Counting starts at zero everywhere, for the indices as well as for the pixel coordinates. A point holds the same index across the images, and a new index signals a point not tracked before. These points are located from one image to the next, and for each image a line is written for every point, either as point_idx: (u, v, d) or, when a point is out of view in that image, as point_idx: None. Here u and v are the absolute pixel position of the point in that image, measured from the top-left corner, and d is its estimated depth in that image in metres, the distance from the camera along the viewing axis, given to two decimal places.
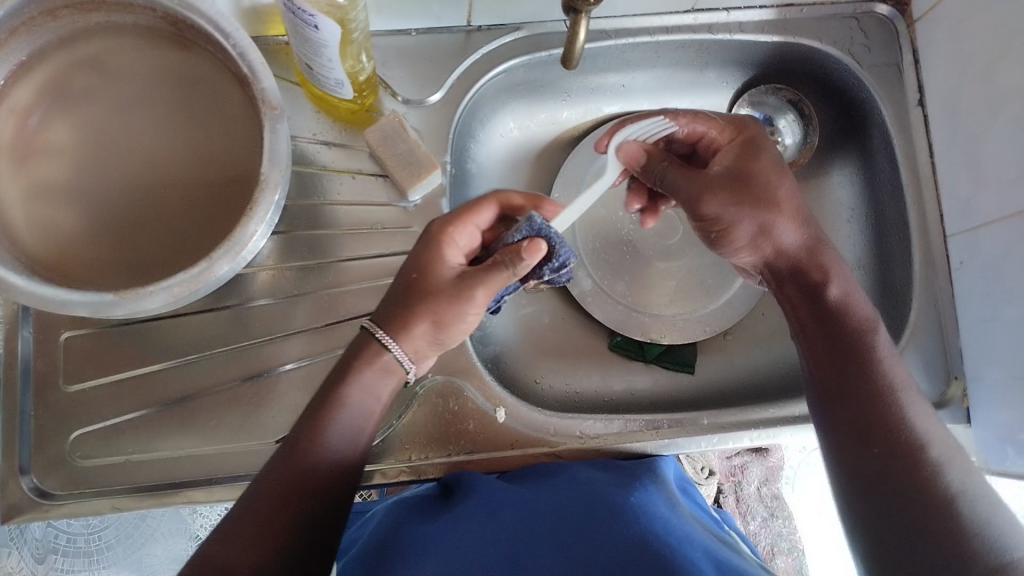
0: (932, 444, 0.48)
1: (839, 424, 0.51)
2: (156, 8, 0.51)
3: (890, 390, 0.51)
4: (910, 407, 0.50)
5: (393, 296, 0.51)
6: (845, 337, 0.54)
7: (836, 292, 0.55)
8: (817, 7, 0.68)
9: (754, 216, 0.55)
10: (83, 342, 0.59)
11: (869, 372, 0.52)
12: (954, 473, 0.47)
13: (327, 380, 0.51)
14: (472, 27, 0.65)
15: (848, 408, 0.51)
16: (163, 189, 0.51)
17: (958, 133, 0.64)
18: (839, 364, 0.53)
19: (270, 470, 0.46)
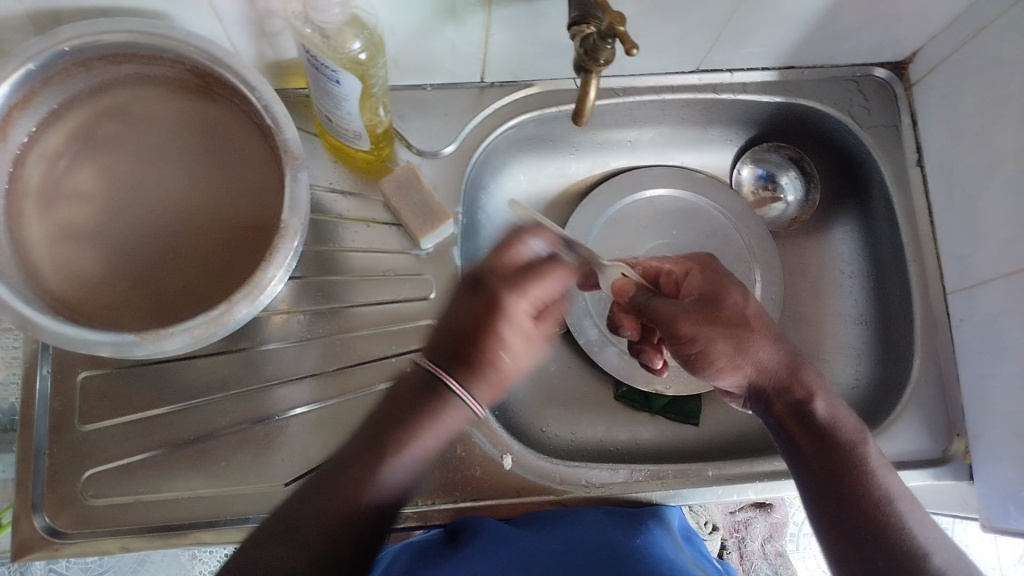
0: (933, 550, 0.47)
1: (839, 531, 0.49)
2: (184, 62, 0.53)
3: (886, 499, 0.50)
4: (909, 515, 0.49)
5: (454, 336, 0.50)
6: (833, 449, 0.52)
7: (822, 407, 0.54)
8: (818, 70, 0.71)
9: (729, 337, 0.54)
10: (98, 381, 0.60)
11: (868, 478, 0.50)
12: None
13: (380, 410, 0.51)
14: (486, 83, 0.67)
15: (847, 520, 0.49)
16: (186, 234, 0.53)
17: (955, 193, 0.66)
18: (832, 477, 0.51)
19: (317, 497, 0.48)
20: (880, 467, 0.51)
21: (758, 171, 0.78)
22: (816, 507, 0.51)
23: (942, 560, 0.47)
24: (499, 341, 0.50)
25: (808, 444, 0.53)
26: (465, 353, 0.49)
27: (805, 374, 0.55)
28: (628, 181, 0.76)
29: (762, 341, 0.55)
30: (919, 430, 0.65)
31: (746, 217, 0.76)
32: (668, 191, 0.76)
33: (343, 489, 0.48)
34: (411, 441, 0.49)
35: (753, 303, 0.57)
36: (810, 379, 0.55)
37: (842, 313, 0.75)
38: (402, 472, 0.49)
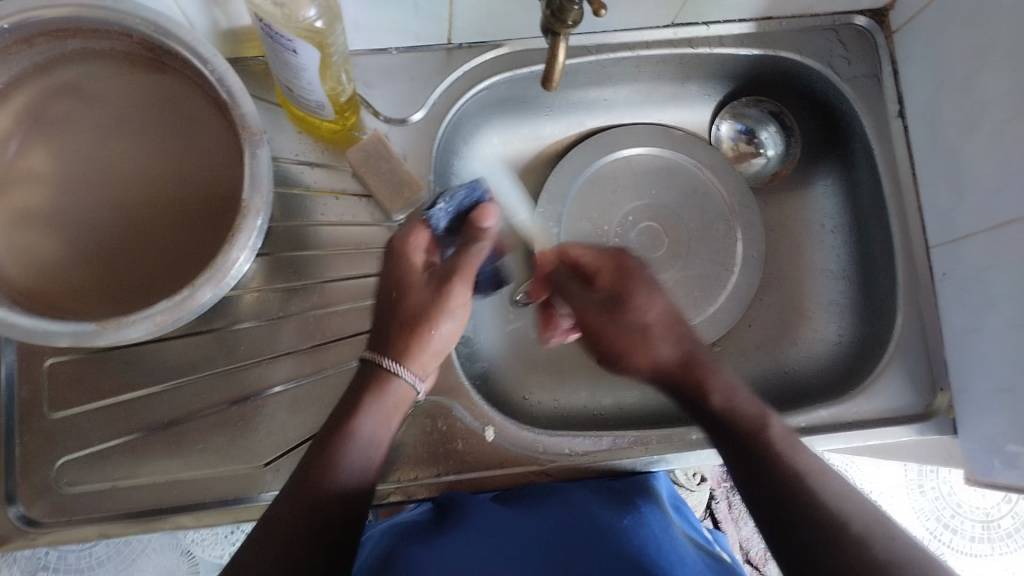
0: (852, 520, 0.44)
1: (758, 511, 0.48)
2: (133, 35, 0.50)
3: (805, 478, 0.48)
4: (822, 487, 0.47)
5: (390, 324, 0.53)
6: (740, 440, 0.51)
7: (716, 399, 0.53)
8: (797, 20, 0.68)
9: (632, 328, 0.55)
10: (66, 368, 0.58)
11: (775, 461, 0.49)
12: (881, 548, 0.42)
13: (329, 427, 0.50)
14: (454, 45, 0.65)
15: (763, 502, 0.48)
16: (145, 217, 0.51)
17: (938, 144, 0.64)
18: (739, 460, 0.50)
19: (290, 503, 0.47)
20: (789, 450, 0.50)
21: (737, 126, 0.77)
22: (749, 503, 0.49)
23: (861, 528, 0.44)
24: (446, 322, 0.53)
25: (716, 438, 0.52)
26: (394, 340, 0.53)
27: (712, 367, 0.54)
28: (606, 141, 0.74)
29: (666, 343, 0.55)
30: (903, 386, 0.65)
31: (727, 173, 0.74)
32: (647, 149, 0.75)
33: (324, 485, 0.47)
34: (374, 430, 0.50)
35: (659, 303, 0.56)
36: (707, 370, 0.54)
37: (824, 269, 0.74)
38: (374, 450, 0.51)
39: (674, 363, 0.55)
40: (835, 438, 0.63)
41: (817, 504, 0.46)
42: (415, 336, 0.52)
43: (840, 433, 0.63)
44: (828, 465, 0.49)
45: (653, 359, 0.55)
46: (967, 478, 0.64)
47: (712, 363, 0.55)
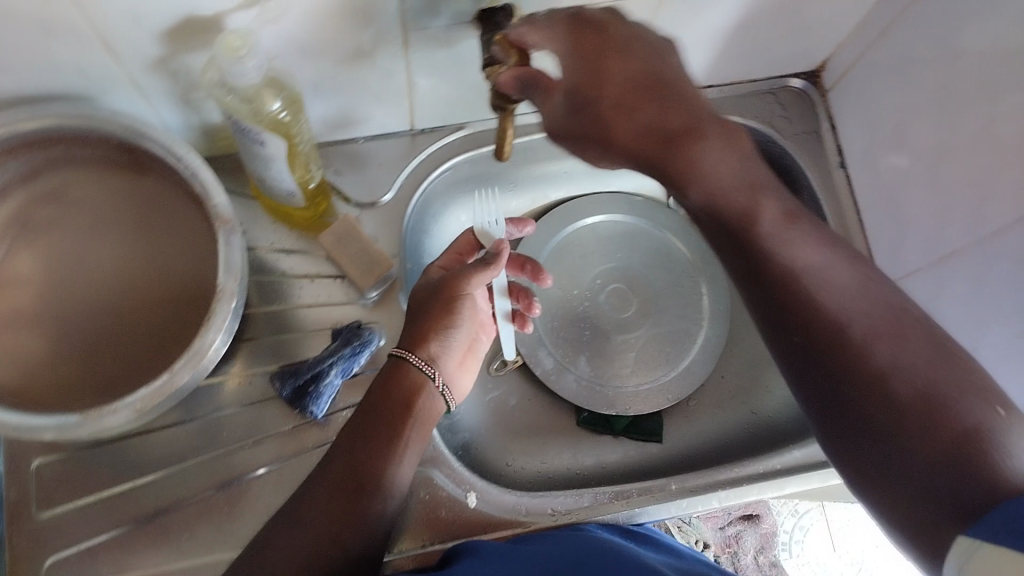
0: (853, 322, 0.46)
1: (785, 342, 0.49)
2: (109, 140, 0.53)
3: (801, 279, 0.48)
4: (818, 286, 0.48)
5: (371, 410, 0.55)
6: (731, 235, 0.49)
7: (694, 194, 0.47)
8: (737, 86, 0.73)
9: (595, 145, 0.47)
10: (53, 466, 0.59)
11: (771, 260, 0.48)
12: (886, 352, 0.45)
13: (356, 431, 0.54)
14: (417, 130, 0.69)
15: (794, 334, 0.48)
16: (125, 309, 0.53)
17: (879, 190, 0.68)
18: (745, 267, 0.49)
19: (322, 489, 0.51)
20: (786, 250, 0.48)
21: None
22: (767, 332, 0.50)
23: (864, 331, 0.46)
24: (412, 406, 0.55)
25: (716, 241, 0.51)
26: (419, 333, 0.58)
27: (702, 136, 0.45)
28: (568, 211, 0.79)
29: (626, 68, 0.44)
30: None
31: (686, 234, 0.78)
32: (608, 216, 0.79)
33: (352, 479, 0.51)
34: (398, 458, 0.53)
35: (625, 68, 0.44)
36: (688, 152, 0.45)
37: None
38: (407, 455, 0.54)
39: (644, 145, 0.45)
40: (813, 478, 0.65)
41: (823, 317, 0.47)
42: (388, 421, 0.54)
43: (817, 472, 0.66)
44: (823, 249, 0.49)
45: (628, 143, 0.45)
46: None
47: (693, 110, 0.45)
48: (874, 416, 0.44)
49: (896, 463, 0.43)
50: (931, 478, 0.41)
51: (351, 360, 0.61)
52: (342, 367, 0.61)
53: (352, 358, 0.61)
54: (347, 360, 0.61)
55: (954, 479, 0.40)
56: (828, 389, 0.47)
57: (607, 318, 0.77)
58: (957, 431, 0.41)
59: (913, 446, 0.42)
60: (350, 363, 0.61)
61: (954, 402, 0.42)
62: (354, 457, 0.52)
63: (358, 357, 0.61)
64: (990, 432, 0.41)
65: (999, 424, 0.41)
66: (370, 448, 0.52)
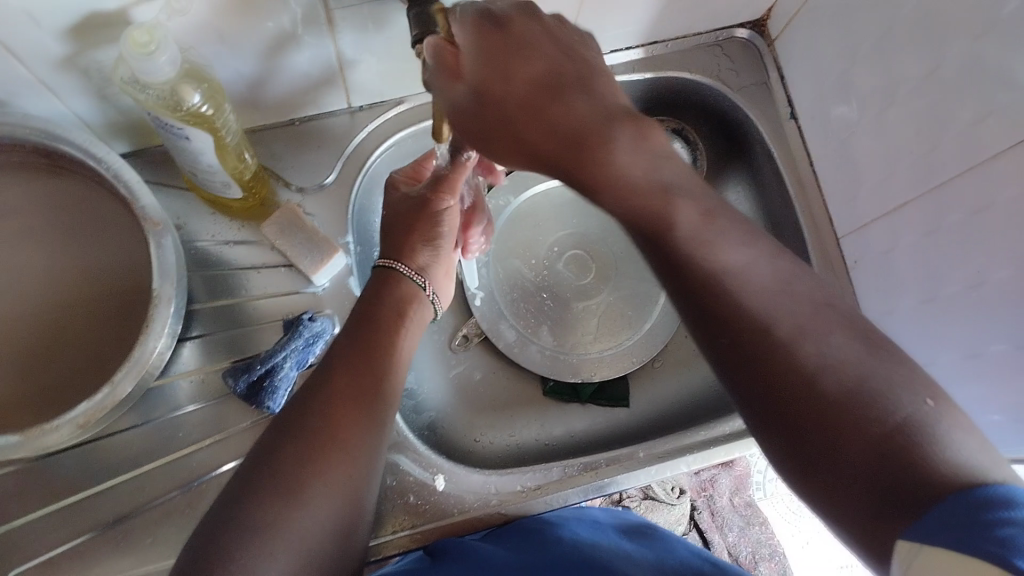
0: (776, 321, 0.39)
1: (722, 350, 0.41)
2: (25, 144, 0.51)
3: (718, 275, 0.41)
4: (740, 286, 0.41)
5: (350, 346, 0.54)
6: (646, 223, 0.42)
7: (610, 201, 0.42)
8: (682, 40, 0.71)
9: (500, 145, 0.45)
10: (4, 482, 0.58)
11: (692, 255, 0.42)
12: (810, 351, 0.38)
13: (321, 395, 0.51)
14: (354, 107, 0.66)
15: (727, 335, 0.41)
16: (61, 319, 0.51)
17: (829, 139, 0.67)
18: (665, 264, 0.43)
19: (278, 469, 0.47)
20: (702, 247, 0.42)
21: None
22: (697, 342, 0.43)
23: (788, 332, 0.39)
24: (384, 360, 0.55)
25: (633, 237, 0.44)
26: (402, 243, 0.60)
27: (611, 136, 0.41)
28: (519, 179, 0.77)
29: (538, 64, 0.43)
30: None
31: None
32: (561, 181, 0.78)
33: (325, 452, 0.48)
34: (371, 422, 0.51)
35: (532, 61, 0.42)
36: (593, 152, 0.41)
37: None
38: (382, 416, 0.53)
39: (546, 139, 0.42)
40: None
41: (751, 320, 0.40)
42: (366, 369, 0.53)
43: None
44: (746, 246, 0.42)
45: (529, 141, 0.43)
46: None
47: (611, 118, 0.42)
48: (810, 424, 0.37)
49: (828, 470, 0.36)
50: (861, 480, 0.35)
51: (304, 355, 0.60)
52: (296, 363, 0.60)
53: (305, 353, 0.60)
54: (302, 354, 0.60)
55: (881, 478, 0.34)
56: (757, 398, 0.40)
57: (566, 285, 0.76)
58: (884, 427, 0.35)
59: (844, 445, 0.36)
60: (304, 357, 0.60)
61: (883, 397, 0.36)
62: (322, 430, 0.49)
63: (311, 351, 0.60)
64: (913, 427, 0.35)
65: (919, 422, 0.34)
66: (341, 414, 0.50)
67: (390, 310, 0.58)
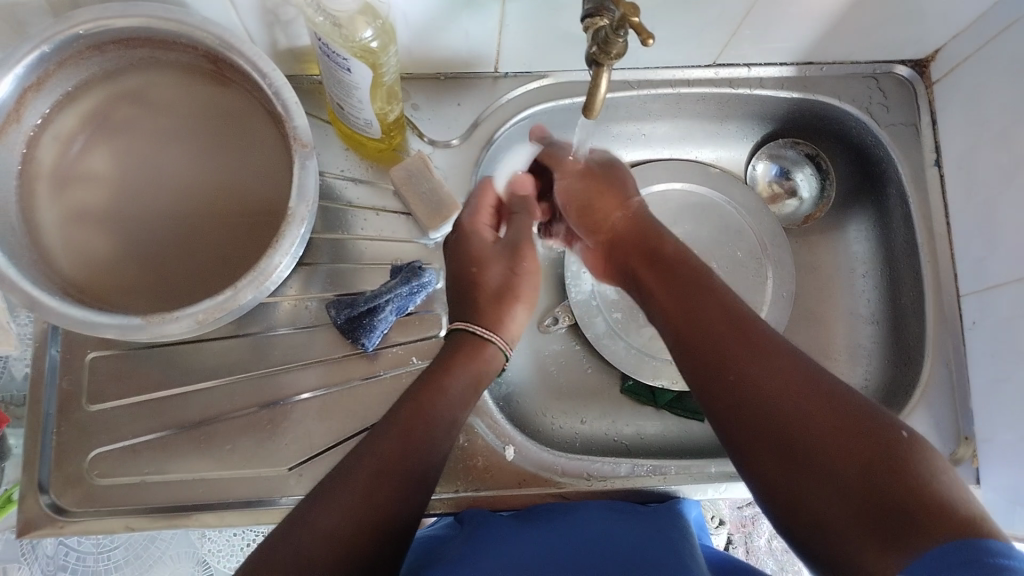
0: (776, 354, 0.47)
1: (699, 354, 0.50)
2: (197, 47, 0.53)
3: (726, 312, 0.51)
4: (720, 292, 0.53)
5: (396, 411, 0.50)
6: (675, 269, 0.56)
7: (669, 247, 0.59)
8: (838, 66, 0.70)
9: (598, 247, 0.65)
10: (106, 362, 0.60)
11: (705, 296, 0.53)
12: (778, 361, 0.47)
13: (353, 457, 0.48)
14: (500, 72, 0.67)
15: (705, 333, 0.50)
16: (197, 220, 0.53)
17: (972, 194, 0.65)
18: (685, 307, 0.53)
19: (293, 526, 0.44)
20: (708, 289, 0.53)
21: (772, 168, 0.78)
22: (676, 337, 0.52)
23: (788, 362, 0.46)
24: (427, 418, 0.50)
25: (657, 279, 0.57)
26: (496, 315, 0.59)
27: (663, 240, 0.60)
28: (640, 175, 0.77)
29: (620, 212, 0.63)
30: (928, 433, 0.64)
31: (759, 212, 0.76)
32: (680, 184, 0.76)
33: (335, 507, 0.44)
34: (404, 484, 0.47)
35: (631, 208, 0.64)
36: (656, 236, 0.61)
37: (854, 312, 0.74)
38: (417, 478, 0.48)
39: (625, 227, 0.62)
40: None
41: (751, 351, 0.48)
42: (405, 430, 0.49)
43: None
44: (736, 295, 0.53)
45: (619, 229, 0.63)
46: None
47: (657, 229, 0.62)
48: (788, 435, 0.43)
49: (801, 473, 0.42)
50: (860, 498, 0.39)
51: (404, 301, 0.61)
52: (396, 307, 0.60)
53: (405, 300, 0.61)
54: (402, 300, 0.61)
55: (863, 493, 0.39)
56: (734, 414, 0.46)
57: None
58: (876, 443, 0.41)
59: (824, 450, 0.41)
60: (404, 303, 0.61)
61: (836, 389, 0.44)
62: (342, 488, 0.45)
63: (411, 299, 0.61)
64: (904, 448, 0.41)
65: (912, 442, 0.41)
66: (366, 471, 0.46)
67: (461, 378, 0.54)
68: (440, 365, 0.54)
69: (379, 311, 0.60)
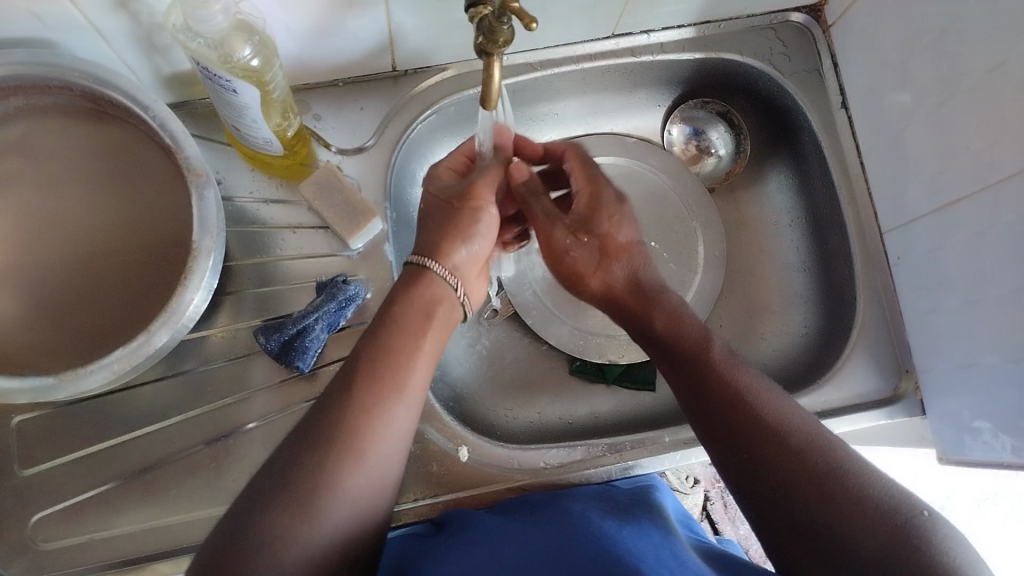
0: (792, 432, 0.47)
1: (705, 414, 0.51)
2: (72, 88, 0.50)
3: (739, 391, 0.51)
4: (739, 379, 0.51)
5: (364, 357, 0.49)
6: (684, 357, 0.54)
7: (660, 325, 0.57)
8: (736, 22, 0.70)
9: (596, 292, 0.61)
10: (33, 424, 0.58)
11: (717, 375, 0.52)
12: (787, 420, 0.48)
13: (326, 407, 0.48)
14: (400, 71, 0.66)
15: (713, 401, 0.51)
16: (101, 266, 0.51)
17: (881, 131, 0.66)
18: (689, 380, 0.53)
19: (270, 487, 0.43)
20: (725, 370, 0.52)
21: (687, 129, 0.78)
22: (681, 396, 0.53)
23: (801, 440, 0.47)
24: (397, 368, 0.49)
25: (670, 370, 0.55)
26: (441, 242, 0.56)
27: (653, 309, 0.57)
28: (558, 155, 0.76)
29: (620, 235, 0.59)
30: (868, 371, 0.65)
31: (682, 177, 0.76)
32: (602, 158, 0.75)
33: (311, 470, 0.44)
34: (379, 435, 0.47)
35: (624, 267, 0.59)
36: (650, 301, 0.58)
37: (786, 262, 0.75)
38: (390, 428, 0.48)
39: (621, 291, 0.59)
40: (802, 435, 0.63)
41: (756, 413, 0.49)
42: (372, 381, 0.48)
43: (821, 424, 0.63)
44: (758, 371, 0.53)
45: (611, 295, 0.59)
46: (939, 456, 0.64)
47: (655, 298, 0.58)
48: (786, 498, 0.44)
49: (803, 539, 0.43)
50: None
51: (334, 316, 0.59)
52: (326, 324, 0.59)
53: (335, 315, 0.59)
54: (332, 316, 0.59)
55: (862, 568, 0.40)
56: (737, 474, 0.48)
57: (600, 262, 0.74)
58: (889, 527, 0.41)
59: (826, 520, 0.42)
60: (335, 319, 0.59)
61: (841, 461, 0.45)
62: (312, 444, 0.45)
63: (342, 314, 0.59)
64: (918, 530, 0.40)
65: (928, 522, 0.41)
66: (336, 427, 0.46)
67: (417, 311, 0.53)
68: (399, 298, 0.53)
69: (310, 330, 0.58)
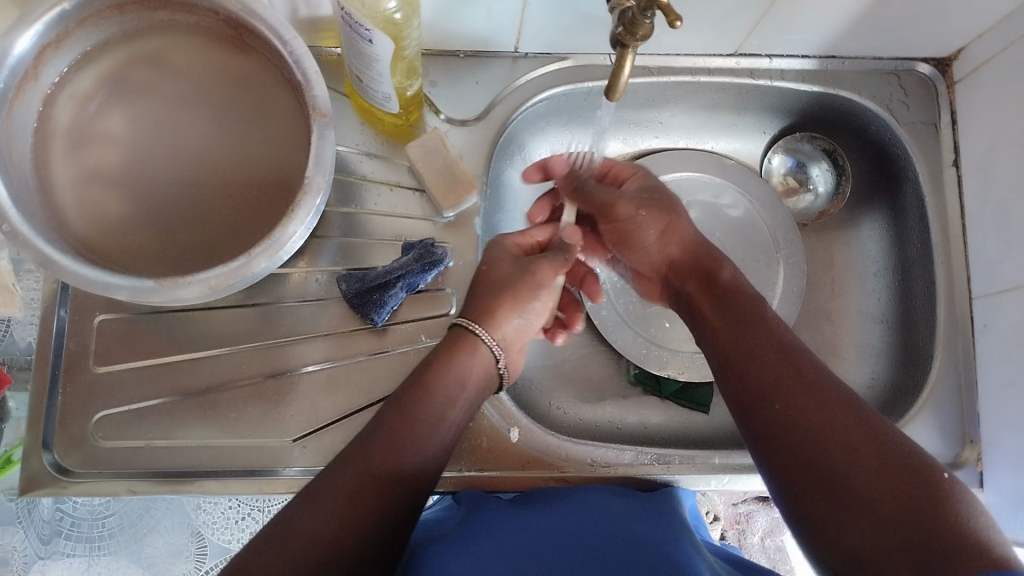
0: (828, 388, 0.46)
1: (739, 366, 0.50)
2: (216, 11, 0.52)
3: (781, 344, 0.50)
4: (779, 333, 0.51)
5: (399, 403, 0.51)
6: (732, 305, 0.54)
7: (726, 274, 0.57)
8: (859, 61, 0.69)
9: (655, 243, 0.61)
10: (114, 325, 0.60)
11: (760, 326, 0.51)
12: (823, 379, 0.47)
13: (362, 438, 0.49)
14: (520, 53, 0.67)
15: (753, 352, 0.50)
16: (212, 187, 0.53)
17: (990, 196, 0.64)
18: (732, 328, 0.52)
19: (307, 508, 0.45)
20: (766, 323, 0.52)
21: (788, 161, 0.77)
22: (716, 344, 0.53)
23: (836, 395, 0.46)
24: (429, 413, 0.51)
25: (711, 314, 0.55)
26: (494, 309, 0.57)
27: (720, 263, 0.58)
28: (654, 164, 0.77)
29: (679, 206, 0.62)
30: (933, 434, 0.64)
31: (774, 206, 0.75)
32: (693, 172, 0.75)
33: (344, 495, 0.45)
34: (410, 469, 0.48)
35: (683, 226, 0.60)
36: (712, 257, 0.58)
37: (864, 311, 0.74)
38: (420, 466, 0.49)
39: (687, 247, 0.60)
40: None
41: (794, 368, 0.48)
42: (405, 423, 0.49)
43: None
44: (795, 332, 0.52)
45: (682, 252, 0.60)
46: None
47: (716, 254, 0.59)
48: (817, 455, 0.44)
49: (838, 498, 0.42)
50: (892, 530, 0.39)
51: (417, 276, 0.61)
52: (410, 283, 0.60)
53: (418, 276, 0.61)
54: (415, 276, 0.61)
55: (896, 525, 0.39)
56: (766, 430, 0.47)
57: None
58: (918, 484, 0.40)
59: (858, 475, 0.42)
60: (418, 279, 0.61)
61: (876, 421, 0.44)
62: (346, 471, 0.46)
63: (424, 276, 0.61)
64: (943, 491, 0.40)
65: (953, 486, 0.41)
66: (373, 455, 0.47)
67: (457, 380, 0.54)
68: (443, 355, 0.54)
69: (394, 287, 0.60)
